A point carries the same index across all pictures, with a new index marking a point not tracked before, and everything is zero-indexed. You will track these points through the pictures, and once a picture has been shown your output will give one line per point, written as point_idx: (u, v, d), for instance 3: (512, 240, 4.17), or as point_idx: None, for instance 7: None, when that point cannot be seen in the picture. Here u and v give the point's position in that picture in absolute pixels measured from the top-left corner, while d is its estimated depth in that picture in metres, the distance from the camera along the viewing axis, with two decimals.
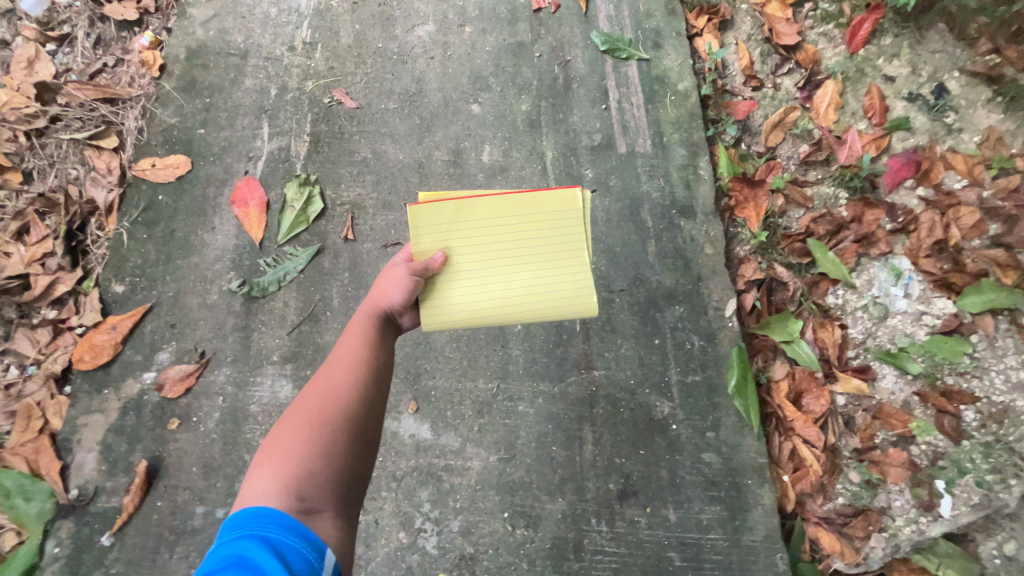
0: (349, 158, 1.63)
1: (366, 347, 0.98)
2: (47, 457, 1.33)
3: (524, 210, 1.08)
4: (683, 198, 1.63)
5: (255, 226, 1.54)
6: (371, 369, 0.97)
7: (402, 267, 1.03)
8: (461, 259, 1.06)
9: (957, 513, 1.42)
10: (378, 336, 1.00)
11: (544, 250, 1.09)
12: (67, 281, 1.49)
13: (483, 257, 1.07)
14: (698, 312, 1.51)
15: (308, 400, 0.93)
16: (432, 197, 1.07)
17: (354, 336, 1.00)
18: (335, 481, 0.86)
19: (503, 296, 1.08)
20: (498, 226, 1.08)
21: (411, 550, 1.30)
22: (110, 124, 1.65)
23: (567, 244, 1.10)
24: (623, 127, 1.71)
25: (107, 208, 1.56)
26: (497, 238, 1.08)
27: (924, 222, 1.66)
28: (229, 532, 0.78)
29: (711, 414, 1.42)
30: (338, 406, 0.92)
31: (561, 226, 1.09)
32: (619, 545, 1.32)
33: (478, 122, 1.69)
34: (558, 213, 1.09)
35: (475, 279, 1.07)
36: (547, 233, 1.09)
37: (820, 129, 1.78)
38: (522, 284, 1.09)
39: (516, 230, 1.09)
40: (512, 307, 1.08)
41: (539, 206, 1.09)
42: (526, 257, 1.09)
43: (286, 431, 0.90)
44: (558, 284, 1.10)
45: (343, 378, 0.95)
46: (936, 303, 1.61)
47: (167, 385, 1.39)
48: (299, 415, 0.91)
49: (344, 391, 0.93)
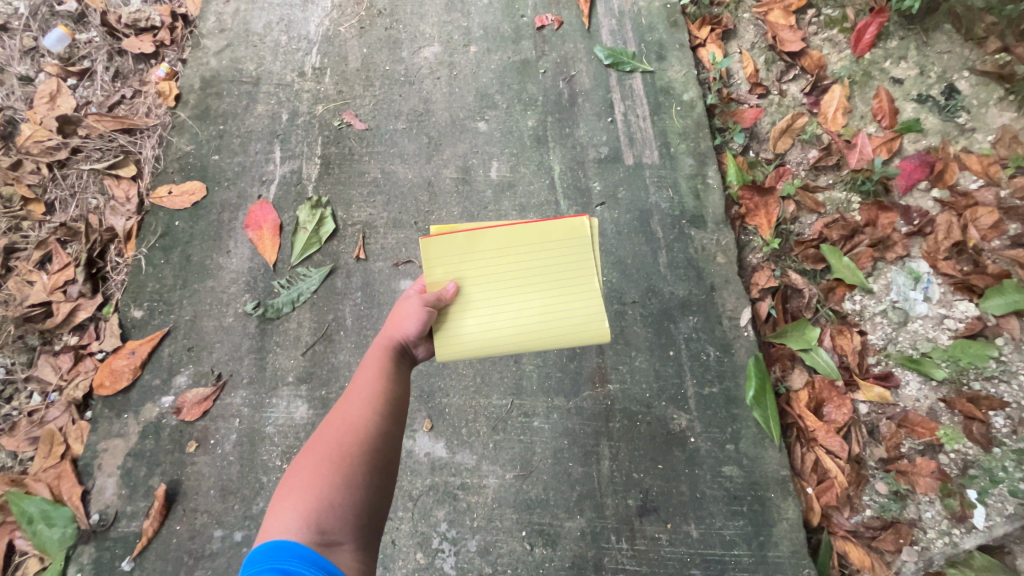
0: (359, 179, 1.66)
1: (382, 377, 0.99)
2: (69, 482, 1.34)
3: (534, 239, 1.09)
4: (693, 208, 1.63)
5: (269, 248, 1.56)
6: (388, 400, 0.97)
7: (415, 299, 1.03)
8: (473, 288, 1.07)
9: (991, 524, 1.37)
10: (395, 367, 1.01)
11: (555, 277, 1.09)
12: (88, 307, 1.52)
13: (495, 285, 1.08)
14: (713, 322, 1.50)
15: (328, 433, 0.94)
16: (443, 230, 1.08)
17: (371, 367, 1.00)
18: (356, 513, 0.86)
19: (515, 324, 1.08)
20: (510, 257, 1.09)
21: (429, 571, 1.28)
22: (129, 154, 1.70)
23: (578, 271, 1.10)
24: (630, 140, 1.71)
25: (127, 235, 1.60)
26: (508, 268, 1.09)
27: (941, 224, 1.63)
28: (252, 566, 0.76)
29: (730, 426, 1.40)
30: (356, 438, 0.92)
31: (571, 254, 1.10)
32: (640, 563, 1.29)
33: (486, 139, 1.71)
34: (568, 242, 1.10)
35: (487, 307, 1.08)
36: (557, 261, 1.10)
37: (828, 133, 1.78)
38: (534, 311, 1.09)
39: (526, 258, 1.09)
40: (525, 336, 1.08)
41: (549, 235, 1.09)
42: (537, 286, 1.09)
43: (307, 464, 0.90)
44: (569, 311, 1.09)
45: (360, 410, 0.95)
46: (957, 306, 1.58)
47: (185, 408, 1.40)
48: (319, 449, 0.91)
49: (362, 424, 0.94)
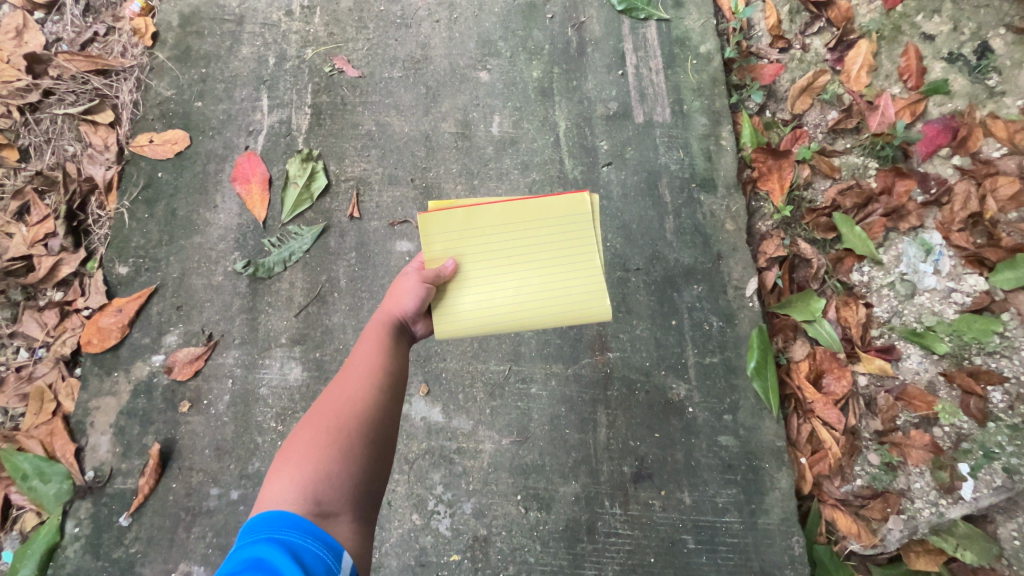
0: (353, 132, 1.56)
1: (381, 353, 0.96)
2: (61, 439, 1.33)
3: (533, 215, 1.04)
4: (703, 170, 1.55)
5: (258, 204, 1.49)
6: (387, 376, 0.94)
7: (414, 276, 0.99)
8: (472, 265, 1.02)
9: (978, 495, 1.39)
10: (394, 342, 0.98)
11: (555, 254, 1.05)
12: (71, 262, 1.47)
13: (494, 262, 1.03)
14: (718, 291, 1.46)
15: (324, 406, 0.91)
16: (440, 205, 1.03)
17: (369, 342, 0.97)
18: (353, 486, 0.84)
19: (515, 301, 1.04)
20: (509, 233, 1.04)
21: (424, 531, 1.29)
22: (104, 98, 1.59)
23: (578, 248, 1.05)
24: (640, 95, 1.61)
25: (107, 186, 1.52)
26: (508, 244, 1.04)
27: (959, 193, 1.57)
28: (247, 535, 0.76)
29: (729, 396, 1.39)
30: (353, 413, 0.89)
31: (571, 231, 1.05)
32: (633, 527, 1.30)
33: (487, 91, 1.60)
34: (567, 218, 1.05)
35: (486, 284, 1.03)
36: (558, 238, 1.05)
37: (850, 93, 1.69)
38: (535, 288, 1.04)
39: (526, 234, 1.04)
40: (525, 312, 1.04)
41: (548, 211, 1.05)
42: (538, 261, 1.04)
43: (304, 436, 0.88)
44: (569, 288, 1.05)
45: (358, 384, 0.93)
46: (966, 280, 1.54)
47: (176, 368, 1.38)
48: (316, 421, 0.89)
49: (360, 399, 0.91)
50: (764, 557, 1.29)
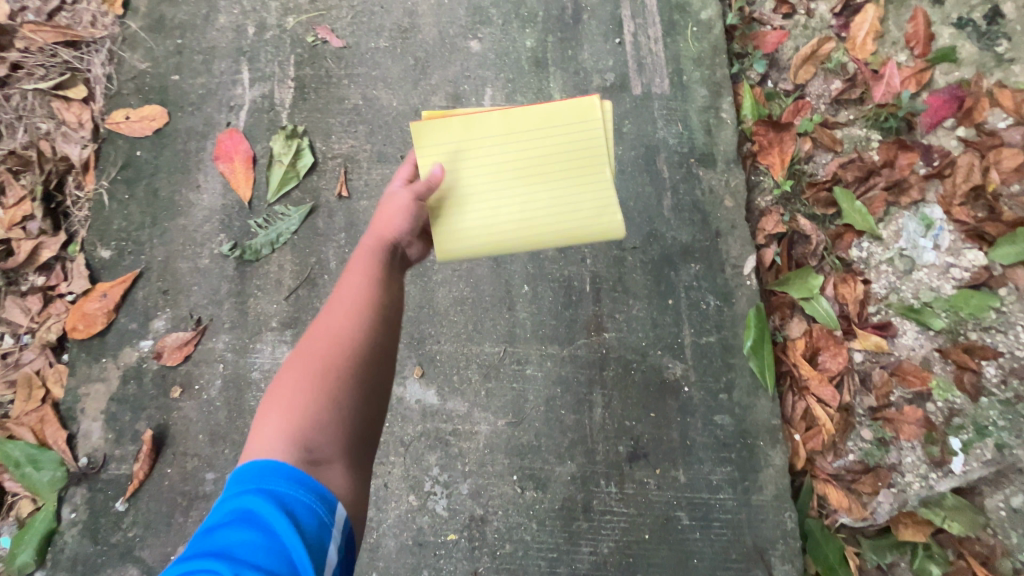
0: (339, 106, 1.49)
1: (372, 282, 0.91)
2: (52, 427, 1.32)
3: (536, 126, 1.01)
4: (702, 144, 1.50)
5: (242, 183, 1.44)
6: (381, 306, 0.90)
7: (404, 193, 0.95)
8: (476, 179, 0.99)
9: (968, 469, 1.42)
10: (385, 270, 0.93)
11: (562, 165, 1.01)
12: (52, 246, 1.42)
13: (499, 175, 1.00)
14: (716, 270, 1.43)
15: (313, 339, 0.87)
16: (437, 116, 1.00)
17: (358, 271, 0.92)
18: (346, 430, 0.82)
19: (523, 216, 1.01)
20: (514, 147, 1.01)
21: (422, 512, 1.30)
22: (76, 72, 1.51)
23: (585, 158, 1.01)
24: (638, 65, 1.54)
25: (84, 166, 1.47)
26: (512, 157, 1.00)
27: (962, 165, 1.54)
28: (235, 484, 0.75)
29: (725, 375, 1.38)
30: (344, 349, 0.85)
31: (578, 140, 1.01)
32: (628, 505, 1.32)
33: (478, 62, 1.53)
34: (573, 127, 1.01)
35: (491, 199, 1.00)
36: (564, 148, 1.02)
37: (855, 62, 1.63)
38: (543, 202, 1.01)
39: (530, 145, 1.01)
40: (533, 229, 1.01)
41: (551, 120, 1.01)
42: (545, 174, 1.01)
43: (293, 374, 0.83)
44: (579, 202, 1.02)
45: (348, 319, 0.87)
46: (965, 255, 1.52)
47: (165, 353, 1.35)
48: (304, 358, 0.85)
49: (352, 331, 0.86)
50: (757, 532, 1.32)
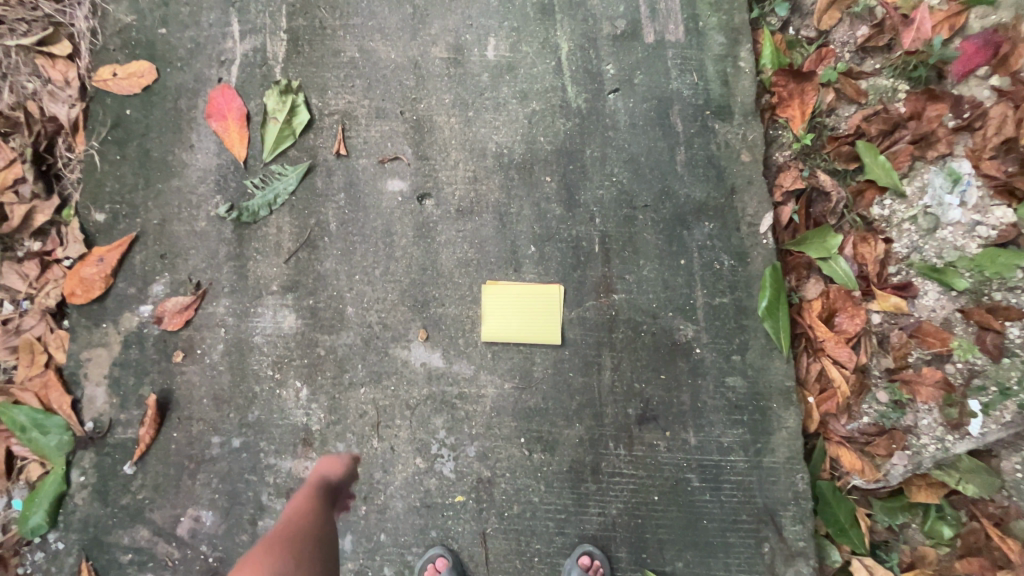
0: (334, 60, 1.42)
1: (314, 503, 1.10)
2: (56, 392, 1.31)
3: (532, 297, 1.33)
4: (719, 95, 1.42)
5: (236, 142, 1.38)
6: (325, 517, 1.07)
7: (339, 459, 1.23)
8: (505, 304, 1.33)
9: (986, 431, 1.38)
10: (325, 496, 1.14)
11: (537, 315, 1.33)
12: (45, 210, 1.39)
13: (515, 308, 1.33)
14: (731, 228, 1.37)
15: (267, 540, 0.97)
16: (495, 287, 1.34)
17: (301, 500, 1.11)
18: None
19: (519, 330, 1.32)
20: (524, 312, 1.32)
21: (428, 474, 1.30)
22: (59, 26, 1.44)
23: (550, 315, 1.33)
24: (651, 11, 1.45)
25: (73, 126, 1.41)
26: (525, 323, 1.32)
27: (994, 117, 1.44)
28: None
29: (739, 336, 1.34)
30: (301, 538, 0.98)
31: (544, 310, 1.33)
32: (637, 467, 1.30)
33: (480, 10, 1.44)
34: (543, 303, 1.33)
35: (508, 315, 1.33)
36: (539, 311, 1.33)
37: (884, 6, 1.52)
38: (528, 326, 1.32)
39: (527, 309, 1.33)
40: (522, 334, 1.32)
41: (535, 296, 1.33)
42: (533, 310, 1.33)
43: (254, 561, 0.91)
44: (542, 327, 1.32)
45: (297, 521, 1.03)
46: (993, 212, 1.45)
47: (165, 318, 1.33)
48: (264, 548, 0.94)
49: (300, 527, 1.01)
50: (768, 494, 1.30)
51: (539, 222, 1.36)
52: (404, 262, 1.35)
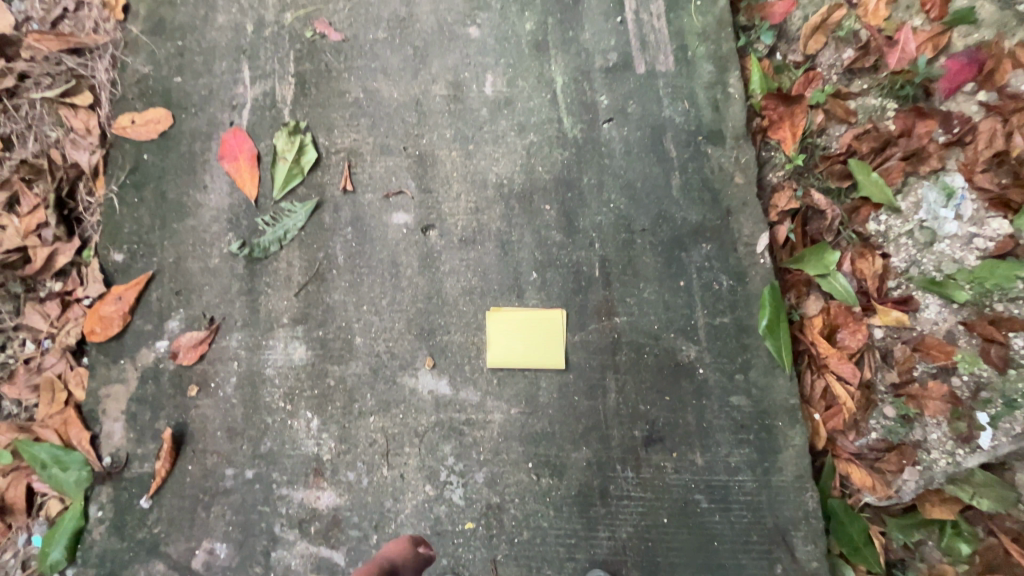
0: (340, 100, 1.49)
1: None
2: (76, 428, 1.34)
3: (536, 323, 1.36)
4: (710, 121, 1.47)
5: (247, 182, 1.44)
6: None
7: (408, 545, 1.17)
8: (508, 331, 1.36)
9: (997, 444, 1.37)
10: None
11: (541, 340, 1.35)
12: (66, 251, 1.45)
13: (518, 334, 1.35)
14: (728, 249, 1.40)
15: None
16: (500, 313, 1.37)
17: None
18: None
19: (523, 355, 1.35)
20: (527, 337, 1.35)
21: (438, 501, 1.31)
22: (81, 78, 1.53)
23: (553, 340, 1.36)
24: (641, 43, 1.51)
25: (93, 172, 1.48)
26: (529, 348, 1.35)
27: (983, 131, 1.48)
28: None
29: (741, 356, 1.36)
30: None
31: (548, 335, 1.36)
32: (645, 489, 1.30)
33: (478, 48, 1.51)
34: (546, 329, 1.36)
35: (512, 341, 1.35)
36: (543, 337, 1.36)
37: (868, 29, 1.57)
38: (532, 351, 1.35)
39: (531, 335, 1.35)
40: (526, 359, 1.35)
41: (539, 322, 1.36)
42: (537, 335, 1.35)
43: None
44: (546, 352, 1.35)
45: None
46: (989, 224, 1.46)
47: (181, 353, 1.37)
48: None
49: None
50: (778, 513, 1.30)
51: (540, 249, 1.40)
52: (410, 292, 1.39)
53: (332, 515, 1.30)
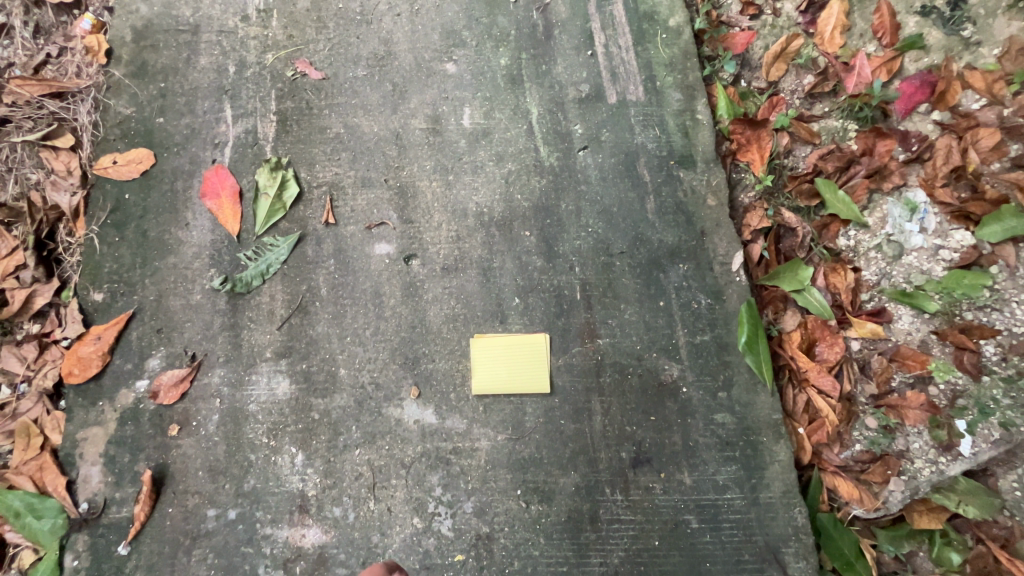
0: (321, 136, 1.52)
1: None
2: (51, 474, 1.30)
3: (519, 350, 1.37)
4: (681, 147, 1.52)
5: (230, 218, 1.46)
6: None
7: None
8: (492, 360, 1.37)
9: (977, 451, 1.39)
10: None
11: (524, 366, 1.36)
12: (45, 292, 1.45)
13: (501, 361, 1.36)
14: (704, 269, 1.44)
15: None
16: (484, 342, 1.38)
17: None
18: None
19: (506, 380, 1.35)
20: (509, 363, 1.36)
21: (427, 534, 1.29)
22: (63, 121, 1.55)
23: (536, 365, 1.37)
24: (612, 75, 1.57)
25: (73, 213, 1.49)
26: (513, 373, 1.35)
27: (940, 149, 1.55)
28: None
29: (723, 373, 1.38)
30: None
31: (531, 360, 1.37)
32: (635, 512, 1.30)
33: (455, 83, 1.56)
34: (530, 354, 1.37)
35: (495, 367, 1.36)
36: (527, 361, 1.37)
37: (825, 56, 1.66)
38: (515, 376, 1.35)
39: (514, 361, 1.36)
40: (509, 384, 1.35)
41: (522, 349, 1.37)
42: (520, 361, 1.36)
43: None
44: (529, 376, 1.36)
45: None
46: (953, 235, 1.51)
47: (161, 392, 1.35)
48: None
49: None
50: (768, 531, 1.29)
51: (521, 274, 1.43)
52: (394, 321, 1.40)
53: (317, 553, 1.27)
